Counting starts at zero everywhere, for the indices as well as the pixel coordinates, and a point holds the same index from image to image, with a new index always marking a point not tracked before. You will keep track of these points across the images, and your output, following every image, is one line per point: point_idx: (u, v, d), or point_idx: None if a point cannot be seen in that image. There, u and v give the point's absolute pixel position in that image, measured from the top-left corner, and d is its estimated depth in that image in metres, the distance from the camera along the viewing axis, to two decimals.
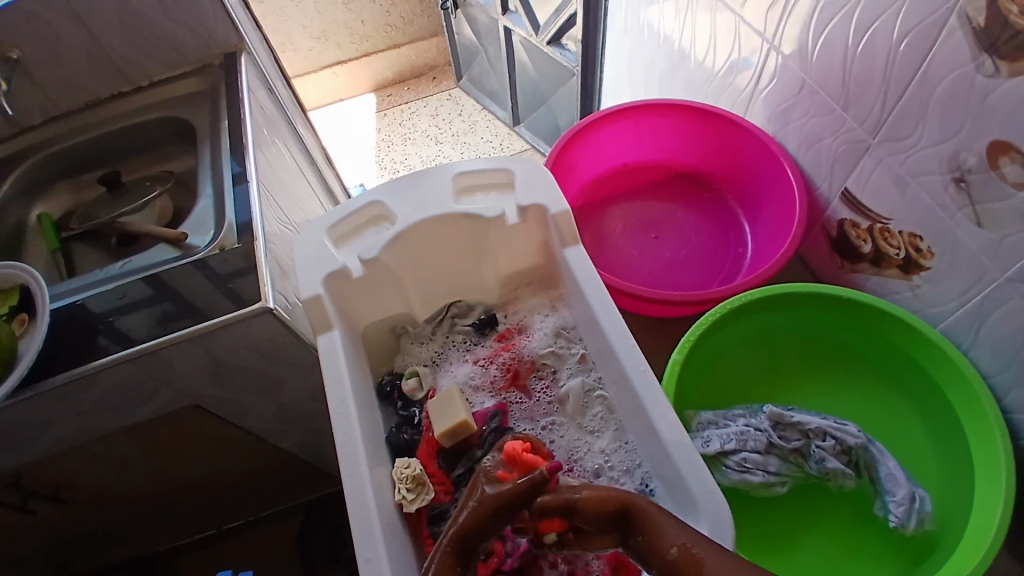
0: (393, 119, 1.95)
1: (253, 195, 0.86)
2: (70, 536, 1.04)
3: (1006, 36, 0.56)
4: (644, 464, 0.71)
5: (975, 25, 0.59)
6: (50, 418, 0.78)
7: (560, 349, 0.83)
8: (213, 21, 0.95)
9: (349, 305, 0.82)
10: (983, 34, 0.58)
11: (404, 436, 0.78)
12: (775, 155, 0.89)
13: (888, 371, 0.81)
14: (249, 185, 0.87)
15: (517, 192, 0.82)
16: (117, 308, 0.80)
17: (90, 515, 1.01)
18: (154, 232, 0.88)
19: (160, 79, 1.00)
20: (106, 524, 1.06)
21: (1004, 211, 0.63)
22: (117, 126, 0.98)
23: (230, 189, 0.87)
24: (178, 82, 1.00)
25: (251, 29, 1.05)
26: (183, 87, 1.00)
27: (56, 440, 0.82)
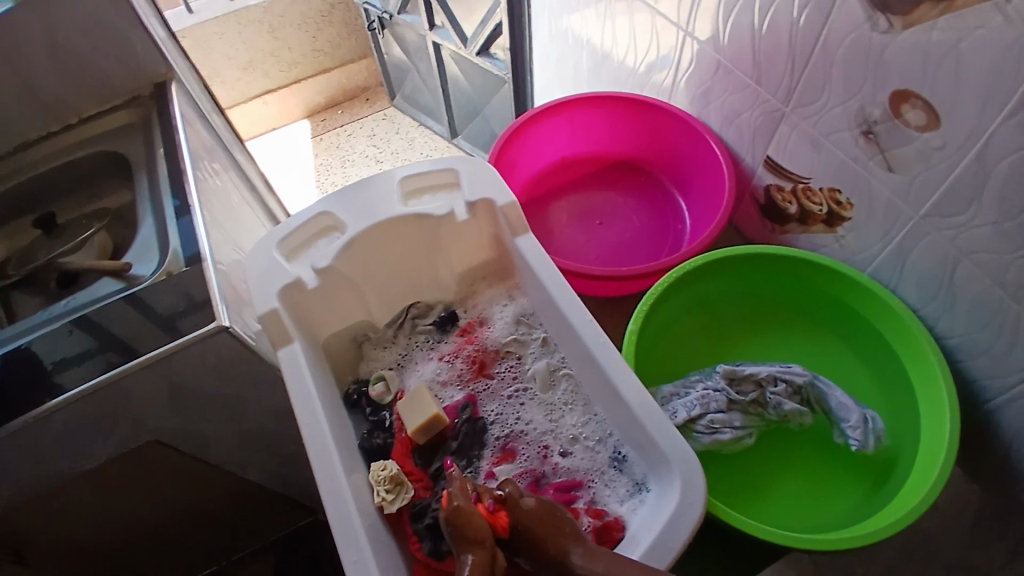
0: (329, 142, 1.95)
1: (198, 225, 0.85)
2: None
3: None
4: (614, 433, 0.74)
5: None
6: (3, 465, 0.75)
7: (522, 335, 0.84)
8: (143, 51, 0.96)
9: (306, 317, 0.81)
10: None
11: (377, 440, 0.78)
12: (701, 134, 0.95)
13: (827, 315, 0.86)
14: (192, 217, 0.86)
15: (463, 190, 0.84)
16: (64, 345, 0.77)
17: None
18: (95, 265, 0.84)
19: (90, 115, 0.98)
20: None
21: (910, 155, 0.69)
22: (53, 164, 0.96)
23: (173, 222, 0.85)
24: (111, 114, 0.98)
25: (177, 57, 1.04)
26: (114, 118, 0.98)
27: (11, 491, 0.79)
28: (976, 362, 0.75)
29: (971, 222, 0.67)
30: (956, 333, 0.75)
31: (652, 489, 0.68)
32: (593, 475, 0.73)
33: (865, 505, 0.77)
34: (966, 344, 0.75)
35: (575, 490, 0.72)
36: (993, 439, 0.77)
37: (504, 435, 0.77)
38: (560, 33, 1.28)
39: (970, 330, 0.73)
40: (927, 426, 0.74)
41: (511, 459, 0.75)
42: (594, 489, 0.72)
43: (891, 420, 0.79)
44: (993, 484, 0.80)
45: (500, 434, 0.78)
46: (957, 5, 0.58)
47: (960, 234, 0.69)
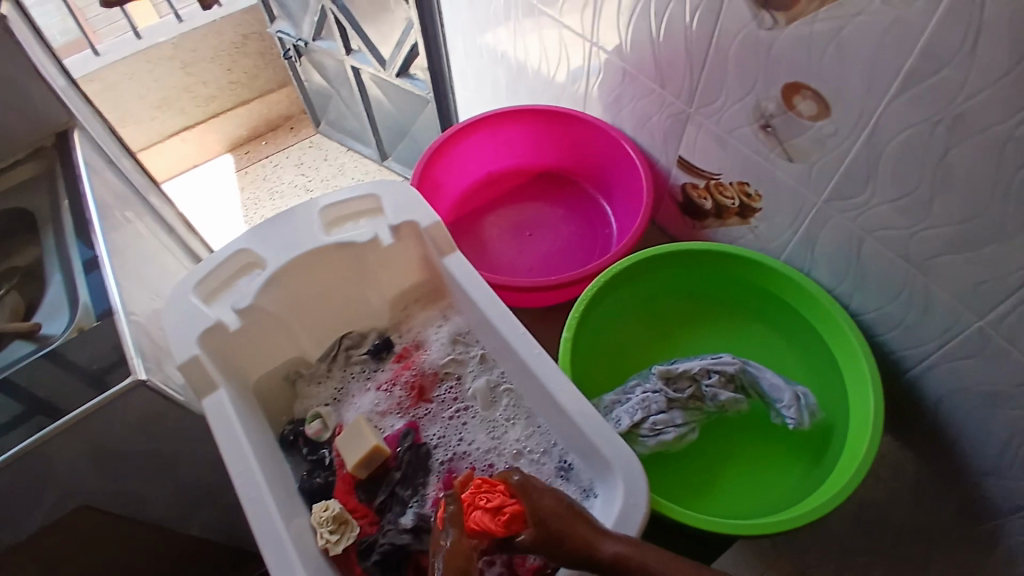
0: (254, 175, 1.89)
1: (110, 279, 0.81)
2: None
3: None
4: (559, 442, 0.74)
5: None
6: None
7: (459, 354, 0.83)
8: (40, 101, 0.91)
9: (232, 361, 0.78)
10: None
11: (318, 480, 0.75)
12: (618, 140, 0.97)
13: (753, 303, 0.89)
14: (102, 271, 0.81)
15: (387, 215, 0.83)
16: None
17: None
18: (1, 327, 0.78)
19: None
20: None
21: (806, 144, 0.72)
22: None
23: (81, 277, 0.81)
24: (15, 169, 0.93)
25: (79, 103, 1.00)
26: (18, 175, 0.93)
27: None
28: (891, 334, 0.79)
29: (868, 203, 0.70)
30: (870, 308, 0.79)
31: (599, 495, 0.67)
32: None
33: (806, 482, 0.79)
34: (880, 317, 0.79)
35: None
36: (915, 405, 0.81)
37: (449, 459, 0.76)
38: (475, 50, 1.29)
39: (881, 304, 0.77)
40: (854, 400, 0.77)
41: (457, 482, 0.74)
42: None
43: (822, 398, 0.83)
44: (920, 447, 0.84)
45: (444, 458, 0.76)
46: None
47: (861, 215, 0.72)
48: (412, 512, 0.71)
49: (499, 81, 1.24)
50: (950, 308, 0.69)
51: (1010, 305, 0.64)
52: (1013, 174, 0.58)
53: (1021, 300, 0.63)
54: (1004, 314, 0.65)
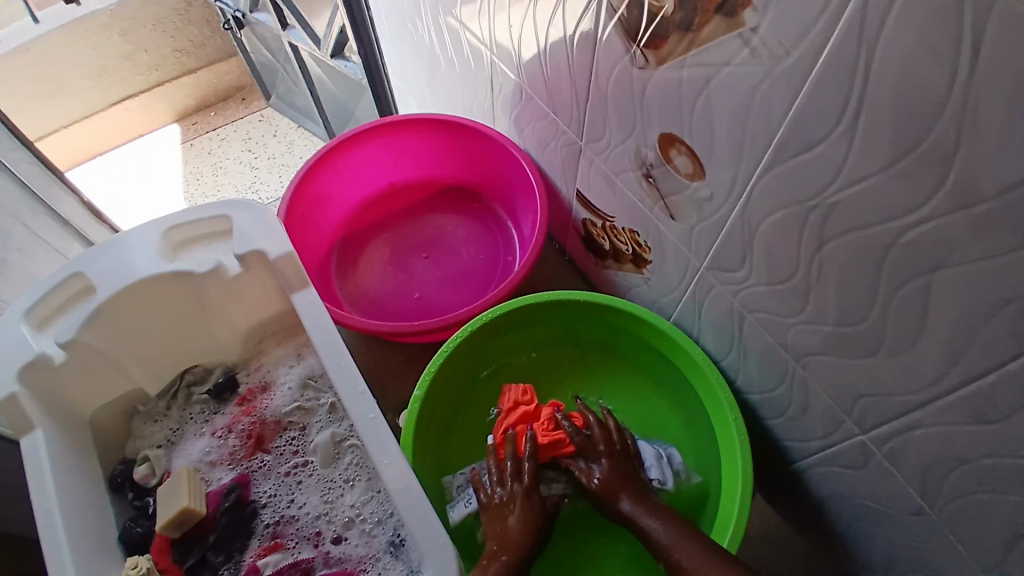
0: (200, 149, 1.80)
1: None
2: None
3: (639, 20, 0.54)
4: (395, 513, 0.68)
5: (619, 15, 0.56)
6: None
7: (308, 402, 0.77)
8: None
9: (59, 395, 0.70)
10: (627, 24, 0.56)
11: (137, 530, 0.69)
12: (518, 160, 0.88)
13: (635, 359, 0.84)
14: None
15: (235, 240, 0.74)
16: None
17: None
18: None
19: None
20: None
21: (685, 203, 0.62)
22: None
23: None
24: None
25: None
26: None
27: None
28: (777, 421, 0.70)
29: (748, 280, 0.61)
30: (756, 388, 0.71)
31: None
32: (366, 563, 0.67)
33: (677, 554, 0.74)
34: (766, 401, 0.70)
35: None
36: (803, 496, 0.73)
37: (274, 521, 0.70)
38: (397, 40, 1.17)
39: (766, 387, 0.69)
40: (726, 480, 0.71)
41: (280, 548, 0.69)
42: None
43: (700, 473, 0.76)
44: (812, 535, 0.77)
45: (270, 520, 0.71)
46: (702, 38, 0.49)
47: (741, 291, 0.63)
48: None
49: (428, 80, 1.13)
50: (830, 410, 0.61)
51: (890, 426, 0.55)
52: (890, 289, 0.47)
53: (905, 424, 0.53)
54: (885, 434, 0.56)
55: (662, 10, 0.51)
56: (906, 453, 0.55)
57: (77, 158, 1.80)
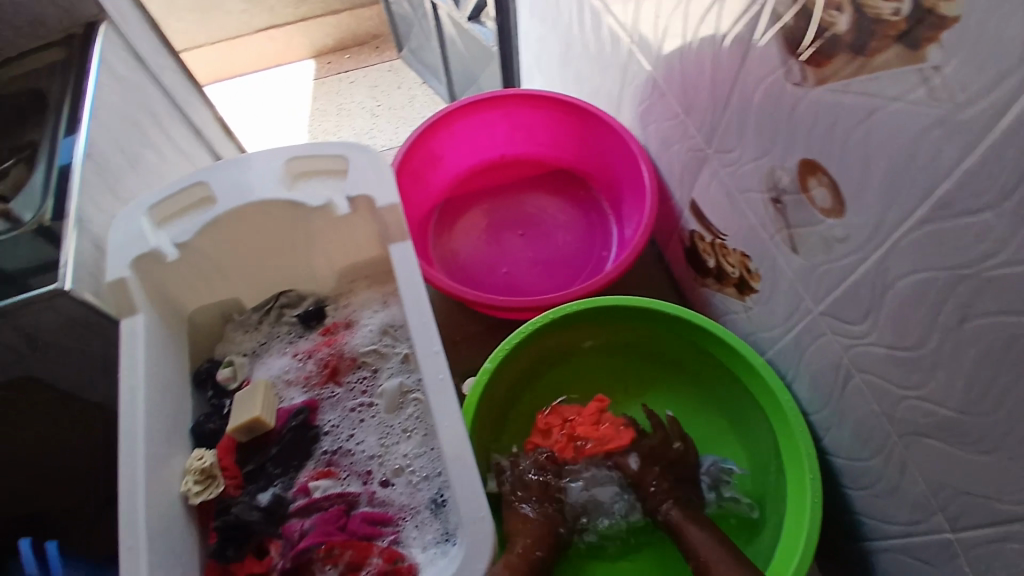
0: (329, 88, 1.89)
1: (77, 183, 0.82)
2: None
3: (804, 32, 0.51)
4: (443, 473, 0.71)
5: (782, 24, 0.53)
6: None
7: (384, 347, 0.80)
8: None
9: (162, 288, 0.77)
10: (790, 35, 0.52)
11: (210, 426, 0.75)
12: (636, 156, 0.86)
13: (711, 381, 0.81)
14: (74, 173, 0.83)
15: (347, 181, 0.78)
16: None
17: None
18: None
19: (31, 51, 0.98)
20: None
21: (813, 239, 0.59)
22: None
23: (55, 178, 0.83)
24: (44, 51, 0.97)
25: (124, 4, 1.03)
26: (48, 57, 0.97)
27: None
28: (861, 491, 0.66)
29: (864, 337, 0.57)
30: (843, 452, 0.67)
31: (453, 545, 0.64)
32: (406, 514, 0.70)
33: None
34: (852, 468, 0.66)
35: (381, 526, 0.69)
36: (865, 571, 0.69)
37: (332, 450, 0.74)
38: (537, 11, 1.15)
39: (855, 454, 0.65)
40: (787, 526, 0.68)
41: (332, 476, 0.72)
42: (402, 527, 0.69)
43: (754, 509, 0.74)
44: None
45: (328, 448, 0.74)
46: (874, 64, 0.45)
47: (854, 346, 0.59)
48: (272, 492, 0.70)
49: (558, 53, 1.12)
50: (922, 496, 0.57)
51: (988, 530, 0.51)
52: None
53: (1005, 532, 0.49)
54: (980, 538, 0.52)
55: (834, 27, 0.47)
56: (999, 561, 0.51)
57: (219, 74, 1.97)
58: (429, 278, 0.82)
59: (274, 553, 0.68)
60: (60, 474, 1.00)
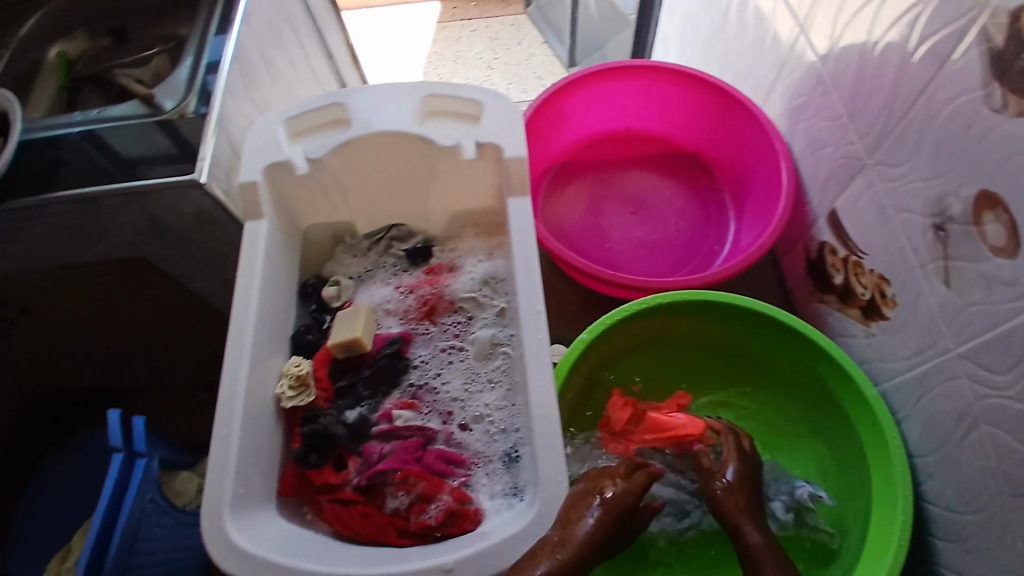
0: (451, 33, 1.89)
1: (221, 84, 0.82)
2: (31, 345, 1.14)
3: (1018, 54, 0.51)
4: (520, 430, 0.72)
5: (992, 45, 0.53)
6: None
7: (483, 296, 0.81)
8: None
9: (287, 199, 0.81)
10: (998, 57, 0.53)
11: (309, 337, 0.79)
12: (777, 154, 0.83)
13: (808, 400, 0.81)
14: (219, 75, 0.82)
15: (480, 127, 0.79)
16: (83, 127, 0.83)
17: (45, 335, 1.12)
18: (128, 85, 0.94)
19: None
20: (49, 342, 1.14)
21: (972, 275, 0.59)
22: None
23: (200, 75, 0.83)
24: None
25: None
26: None
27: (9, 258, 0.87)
28: (951, 545, 0.67)
29: (1005, 390, 0.57)
30: (941, 503, 0.68)
31: (523, 499, 0.65)
32: (479, 461, 0.71)
33: None
34: (946, 519, 0.67)
35: (454, 466, 0.71)
36: None
37: (418, 384, 0.77)
38: None
39: (954, 507, 0.66)
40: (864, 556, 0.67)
41: (414, 409, 0.75)
42: (473, 473, 0.71)
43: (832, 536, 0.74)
44: None
45: (415, 381, 0.77)
46: None
47: (988, 396, 0.59)
48: (359, 411, 0.74)
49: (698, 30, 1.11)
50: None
51: None
52: None
53: None
54: None
55: None
56: None
57: None
58: (546, 241, 0.84)
59: (351, 468, 0.71)
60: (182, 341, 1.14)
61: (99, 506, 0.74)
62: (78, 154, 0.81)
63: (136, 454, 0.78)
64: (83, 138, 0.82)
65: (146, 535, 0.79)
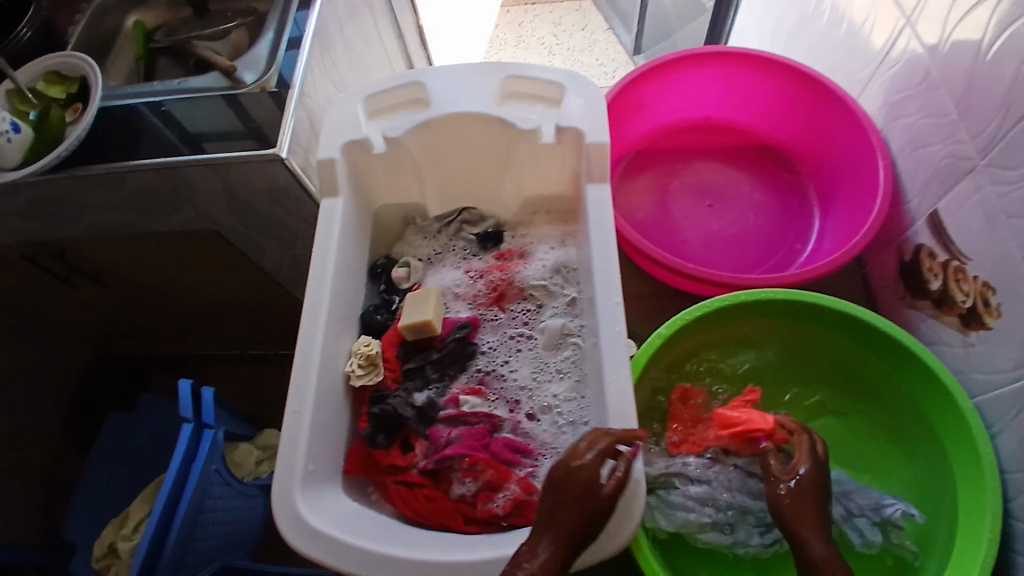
0: (514, 17, 1.86)
1: (302, 59, 0.82)
2: (105, 307, 1.19)
3: None
4: (589, 424, 0.70)
5: None
6: (84, 204, 0.85)
7: (554, 285, 0.79)
8: None
9: (361, 177, 0.80)
10: None
11: (377, 317, 0.78)
12: (873, 150, 0.79)
13: (893, 410, 0.78)
14: (299, 51, 0.82)
15: (560, 110, 0.76)
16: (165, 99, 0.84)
17: (117, 298, 1.17)
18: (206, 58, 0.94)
19: None
20: (123, 306, 1.19)
21: None
22: None
23: (281, 50, 0.83)
24: None
25: None
26: None
27: (89, 224, 0.90)
28: None
29: None
30: None
31: None
32: (545, 452, 0.70)
33: None
34: None
35: (521, 455, 0.70)
36: None
37: (486, 370, 0.76)
38: None
39: None
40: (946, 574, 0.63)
41: (481, 395, 0.74)
42: (539, 464, 0.69)
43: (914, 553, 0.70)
44: None
45: (483, 367, 0.76)
46: None
47: None
48: (427, 394, 0.73)
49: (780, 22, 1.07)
50: None
51: None
52: None
53: None
54: None
55: None
56: None
57: None
58: (623, 232, 0.83)
59: (418, 450, 0.71)
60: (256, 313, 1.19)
61: (165, 480, 0.72)
62: (159, 124, 0.82)
63: (205, 425, 0.76)
64: (165, 109, 0.83)
65: (211, 502, 0.80)
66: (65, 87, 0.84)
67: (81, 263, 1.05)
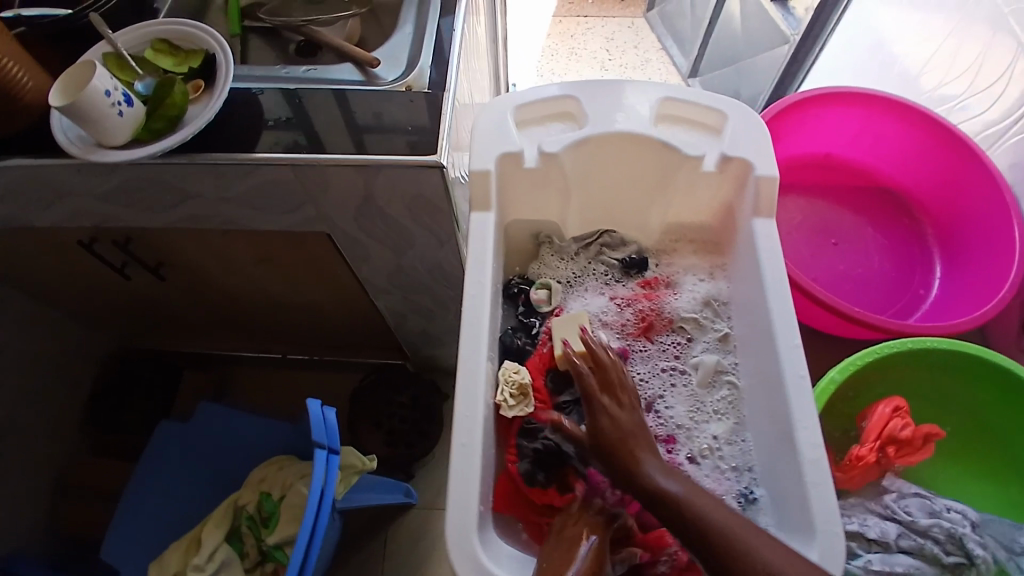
0: (566, 29, 1.83)
1: (453, 58, 0.76)
2: (152, 299, 1.08)
3: None
4: (754, 470, 0.68)
5: None
6: (188, 195, 0.76)
7: (705, 318, 0.77)
8: None
9: (507, 191, 0.76)
10: None
11: (517, 341, 0.76)
12: (1006, 207, 0.80)
13: (1003, 446, 0.84)
14: (449, 48, 0.77)
15: (723, 140, 0.72)
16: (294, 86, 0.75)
17: (172, 292, 1.06)
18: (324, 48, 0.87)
19: None
20: (173, 299, 1.08)
21: None
22: None
23: (429, 46, 0.77)
24: None
25: None
26: None
27: (182, 214, 0.80)
28: None
29: None
30: None
31: None
32: None
33: None
34: None
35: None
36: None
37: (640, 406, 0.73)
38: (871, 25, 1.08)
39: None
40: None
41: None
42: None
43: None
44: None
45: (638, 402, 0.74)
46: None
47: None
48: None
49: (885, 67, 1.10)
50: None
51: None
52: None
53: None
54: None
55: None
56: None
57: None
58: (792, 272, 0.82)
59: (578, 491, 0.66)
60: (328, 315, 1.12)
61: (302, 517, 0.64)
62: (284, 110, 0.73)
63: (331, 450, 0.69)
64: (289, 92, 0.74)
65: None
66: (179, 59, 0.73)
67: (141, 255, 0.94)
